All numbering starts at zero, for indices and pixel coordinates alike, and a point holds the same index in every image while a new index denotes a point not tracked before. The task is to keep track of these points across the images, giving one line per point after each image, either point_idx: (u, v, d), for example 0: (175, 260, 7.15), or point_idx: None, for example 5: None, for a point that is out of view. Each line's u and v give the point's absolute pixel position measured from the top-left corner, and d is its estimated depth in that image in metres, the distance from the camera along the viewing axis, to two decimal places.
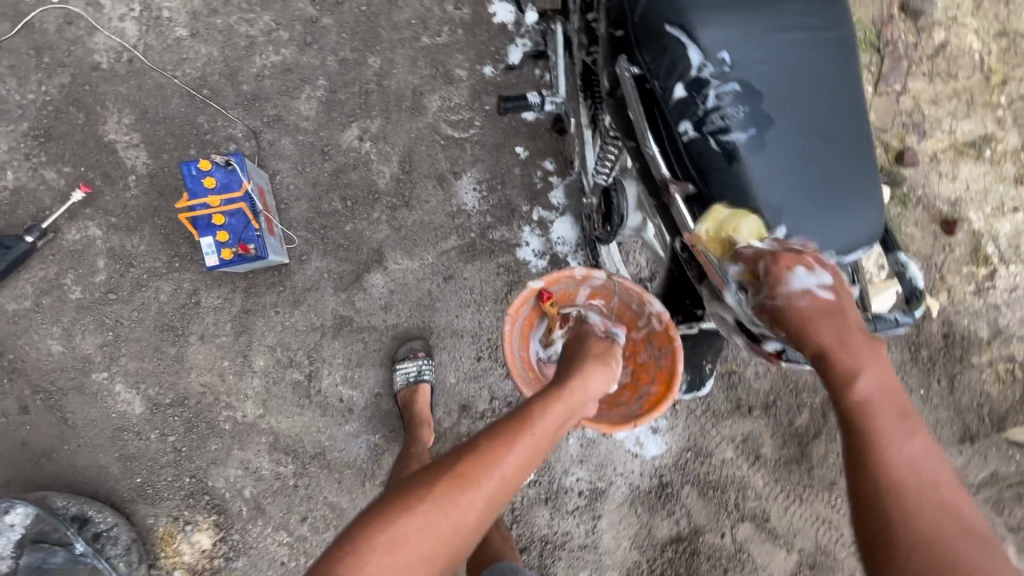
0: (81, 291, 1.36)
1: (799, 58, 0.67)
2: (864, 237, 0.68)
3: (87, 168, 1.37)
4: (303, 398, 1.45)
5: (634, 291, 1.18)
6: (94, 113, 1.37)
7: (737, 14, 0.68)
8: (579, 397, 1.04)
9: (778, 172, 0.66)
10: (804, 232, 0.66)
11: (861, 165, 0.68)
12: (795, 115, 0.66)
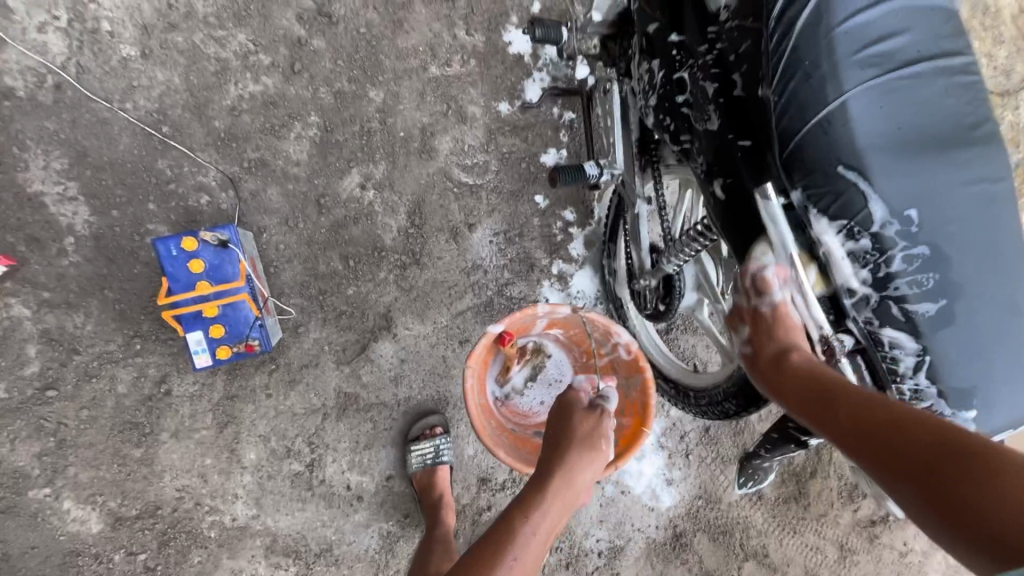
0: (9, 389, 1.07)
1: (982, 216, 0.61)
2: None
3: (4, 231, 1.06)
4: (304, 491, 1.25)
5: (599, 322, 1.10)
6: (13, 158, 1.06)
7: (917, 163, 0.61)
8: (569, 496, 0.81)
9: (960, 348, 0.60)
10: (987, 409, 0.60)
11: None
12: (981, 285, 0.60)
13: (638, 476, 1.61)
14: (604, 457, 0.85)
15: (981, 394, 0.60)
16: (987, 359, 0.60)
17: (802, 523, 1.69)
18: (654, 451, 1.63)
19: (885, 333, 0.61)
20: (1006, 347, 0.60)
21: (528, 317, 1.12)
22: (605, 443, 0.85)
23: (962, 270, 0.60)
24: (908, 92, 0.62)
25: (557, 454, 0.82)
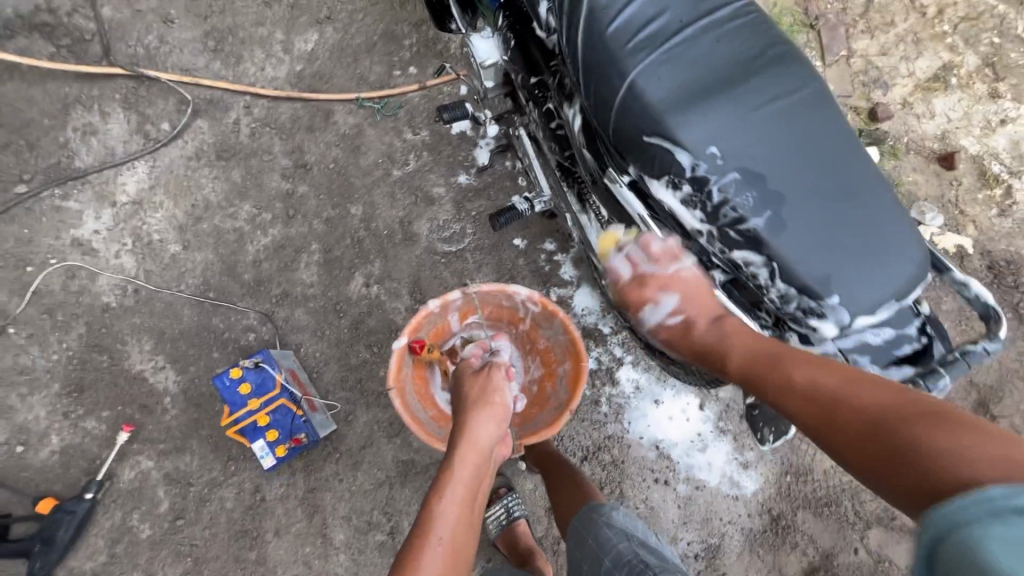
0: (150, 526, 1.35)
1: (784, 126, 0.68)
2: (909, 271, 0.65)
3: (121, 407, 1.39)
4: (392, 557, 1.41)
5: (494, 292, 1.30)
6: (118, 352, 1.41)
7: (709, 106, 0.70)
8: (477, 459, 0.99)
9: (802, 246, 0.65)
10: (851, 290, 0.64)
11: (879, 210, 0.65)
12: (798, 188, 0.66)
13: (709, 467, 1.55)
14: (496, 418, 1.07)
15: (847, 274, 0.64)
16: (832, 251, 0.65)
17: None
18: (717, 437, 1.56)
19: (735, 256, 0.69)
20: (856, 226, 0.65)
21: (431, 322, 1.32)
22: (494, 399, 1.10)
23: (782, 175, 0.66)
24: (682, 54, 0.72)
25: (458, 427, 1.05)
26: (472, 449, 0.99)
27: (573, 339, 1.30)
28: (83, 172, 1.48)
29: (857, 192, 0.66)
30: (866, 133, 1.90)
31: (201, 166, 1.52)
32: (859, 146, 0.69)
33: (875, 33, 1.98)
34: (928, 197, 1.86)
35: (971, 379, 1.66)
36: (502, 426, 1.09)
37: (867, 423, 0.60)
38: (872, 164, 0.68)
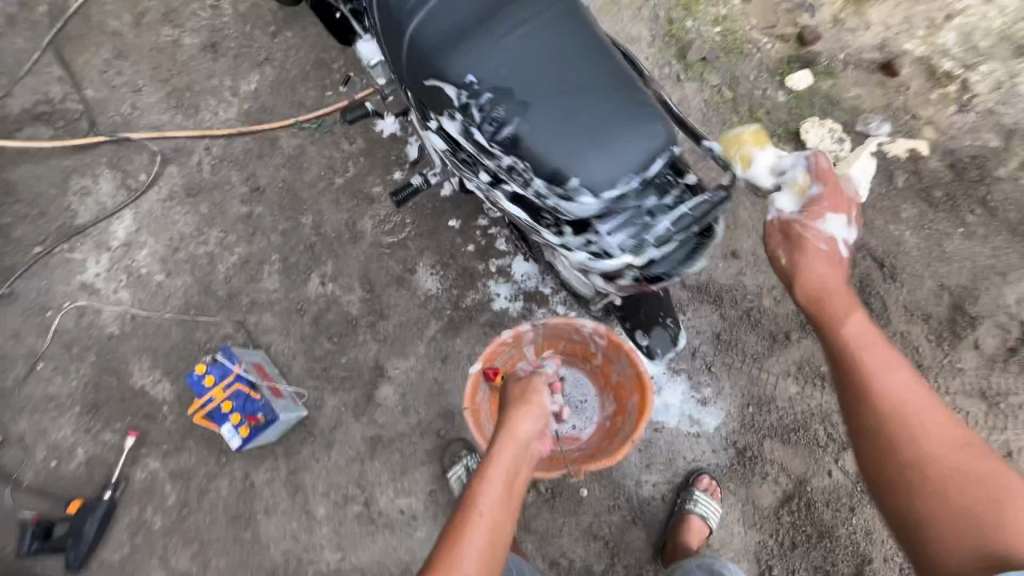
0: (162, 517, 1.55)
1: (536, 33, 0.78)
2: (643, 144, 0.76)
3: (130, 418, 1.61)
4: (370, 525, 1.52)
5: (562, 327, 1.40)
6: (123, 371, 1.65)
7: (472, 36, 0.79)
8: (514, 447, 1.13)
9: (548, 141, 0.76)
10: (591, 168, 0.75)
11: (611, 97, 0.76)
12: (538, 93, 0.77)
13: (666, 409, 1.57)
14: (536, 413, 1.19)
15: (595, 155, 0.76)
16: (570, 137, 0.76)
17: None
18: (670, 379, 1.58)
19: (501, 164, 0.79)
20: (600, 114, 0.76)
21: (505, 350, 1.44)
22: (533, 398, 1.21)
23: (534, 81, 0.77)
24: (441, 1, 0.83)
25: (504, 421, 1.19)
26: (511, 442, 1.14)
27: (640, 372, 1.38)
28: (84, 227, 1.76)
29: (599, 85, 0.77)
30: (797, 58, 1.84)
31: (175, 205, 1.76)
32: (594, 49, 0.79)
33: None
34: (874, 108, 1.78)
35: (941, 283, 1.59)
36: (543, 426, 1.21)
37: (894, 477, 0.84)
38: (607, 62, 0.79)
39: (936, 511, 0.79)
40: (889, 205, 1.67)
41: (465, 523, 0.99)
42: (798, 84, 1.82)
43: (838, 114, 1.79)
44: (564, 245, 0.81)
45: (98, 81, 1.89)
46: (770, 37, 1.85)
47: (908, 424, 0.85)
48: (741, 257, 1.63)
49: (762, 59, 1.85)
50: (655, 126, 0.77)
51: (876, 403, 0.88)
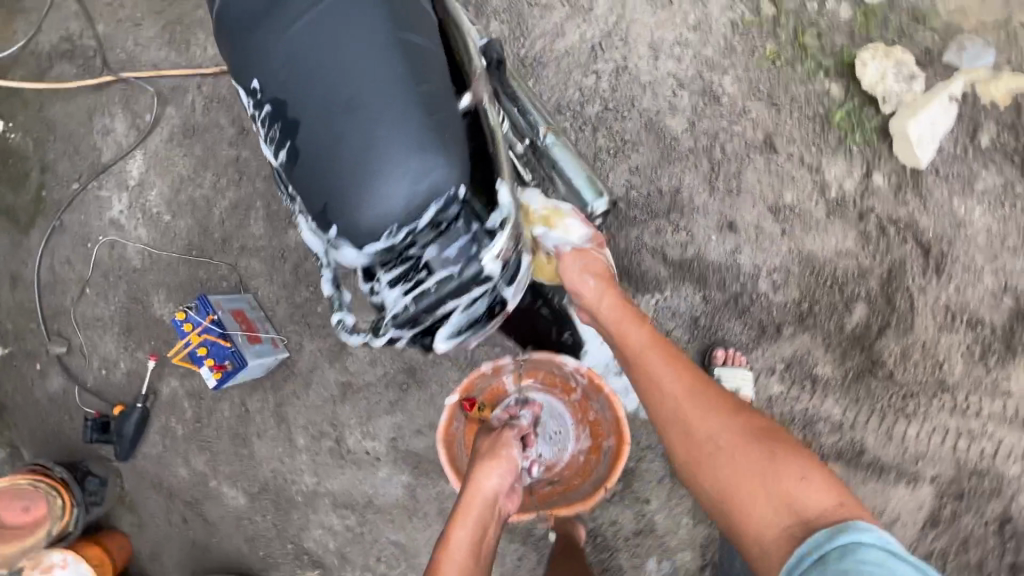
0: (182, 426, 1.83)
1: (322, 42, 0.79)
2: (404, 180, 0.77)
3: (155, 342, 1.87)
4: (341, 459, 1.69)
5: (546, 360, 1.38)
6: (146, 302, 1.87)
7: (264, 36, 0.81)
8: (482, 504, 1.10)
9: (316, 169, 0.80)
10: (351, 202, 0.78)
11: (375, 125, 0.77)
12: (310, 113, 0.79)
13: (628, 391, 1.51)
14: (507, 464, 1.18)
15: (352, 185, 0.77)
16: (333, 166, 0.78)
17: (898, 392, 1.28)
18: None
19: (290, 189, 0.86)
20: (364, 136, 0.77)
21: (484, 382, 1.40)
22: (502, 451, 1.20)
23: (308, 95, 0.79)
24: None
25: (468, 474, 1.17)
26: (478, 501, 1.11)
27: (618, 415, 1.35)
28: (107, 165, 1.91)
29: (372, 105, 0.77)
30: None
31: (175, 147, 1.83)
32: (372, 65, 0.78)
33: None
34: (978, 29, 1.29)
35: (1003, 282, 1.24)
36: (507, 480, 1.18)
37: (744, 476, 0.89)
38: (381, 81, 0.78)
39: (725, 491, 0.88)
40: (961, 172, 1.26)
41: None
42: None
43: (923, 34, 1.31)
44: (334, 298, 0.88)
45: (106, 14, 1.92)
46: None
47: (697, 421, 0.94)
48: (740, 231, 1.37)
49: None
50: (419, 159, 0.77)
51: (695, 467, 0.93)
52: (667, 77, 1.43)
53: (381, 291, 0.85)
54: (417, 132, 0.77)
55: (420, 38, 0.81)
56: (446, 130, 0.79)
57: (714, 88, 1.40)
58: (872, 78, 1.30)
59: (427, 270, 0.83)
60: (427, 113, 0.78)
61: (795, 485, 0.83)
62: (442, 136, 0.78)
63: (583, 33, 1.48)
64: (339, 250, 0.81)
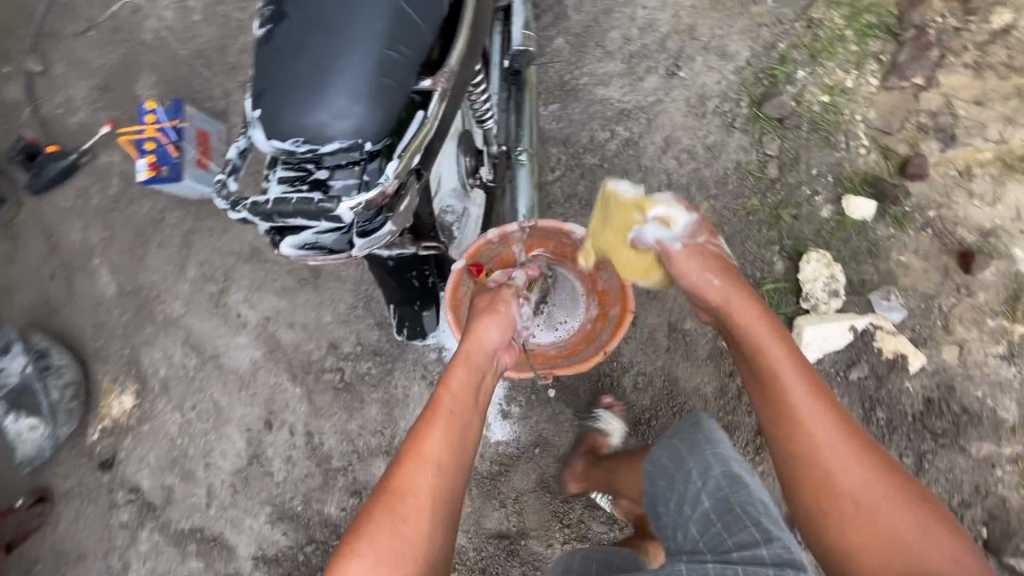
0: (99, 198, 1.87)
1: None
2: (330, 122, 0.67)
3: (121, 115, 1.89)
4: (213, 307, 1.75)
5: (551, 227, 1.29)
6: (133, 75, 1.89)
7: None
8: (482, 354, 1.08)
9: (265, 63, 0.69)
10: (273, 113, 0.68)
11: (341, 57, 0.67)
12: (298, 10, 0.70)
13: None
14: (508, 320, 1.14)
15: (287, 100, 0.67)
16: (282, 69, 0.68)
17: None
18: None
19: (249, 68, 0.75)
20: (309, 27, 0.69)
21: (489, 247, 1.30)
22: (502, 306, 1.16)
23: None
24: None
25: (470, 327, 1.12)
26: (477, 350, 1.08)
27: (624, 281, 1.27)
28: None
29: (337, 3, 0.69)
30: (875, 182, 1.50)
31: None
32: (379, 2, 0.69)
33: (983, 74, 1.50)
34: (908, 288, 1.45)
35: None
36: (508, 333, 1.15)
37: (831, 488, 0.83)
38: (374, 21, 0.68)
39: (817, 501, 0.84)
40: (822, 387, 1.42)
41: (423, 428, 0.93)
42: (855, 210, 1.49)
43: (867, 266, 1.47)
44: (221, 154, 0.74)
45: None
46: (873, 141, 1.52)
47: (798, 398, 0.89)
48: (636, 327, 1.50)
49: (842, 161, 1.53)
50: (353, 112, 0.66)
51: (799, 435, 0.88)
52: (661, 173, 1.55)
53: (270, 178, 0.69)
54: (369, 87, 0.67)
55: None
56: (388, 70, 0.68)
57: (690, 205, 1.53)
58: (809, 274, 1.45)
59: (323, 190, 0.67)
60: (391, 76, 0.68)
61: (887, 508, 0.80)
62: (391, 107, 0.68)
63: (622, 94, 1.59)
64: (250, 122, 0.68)
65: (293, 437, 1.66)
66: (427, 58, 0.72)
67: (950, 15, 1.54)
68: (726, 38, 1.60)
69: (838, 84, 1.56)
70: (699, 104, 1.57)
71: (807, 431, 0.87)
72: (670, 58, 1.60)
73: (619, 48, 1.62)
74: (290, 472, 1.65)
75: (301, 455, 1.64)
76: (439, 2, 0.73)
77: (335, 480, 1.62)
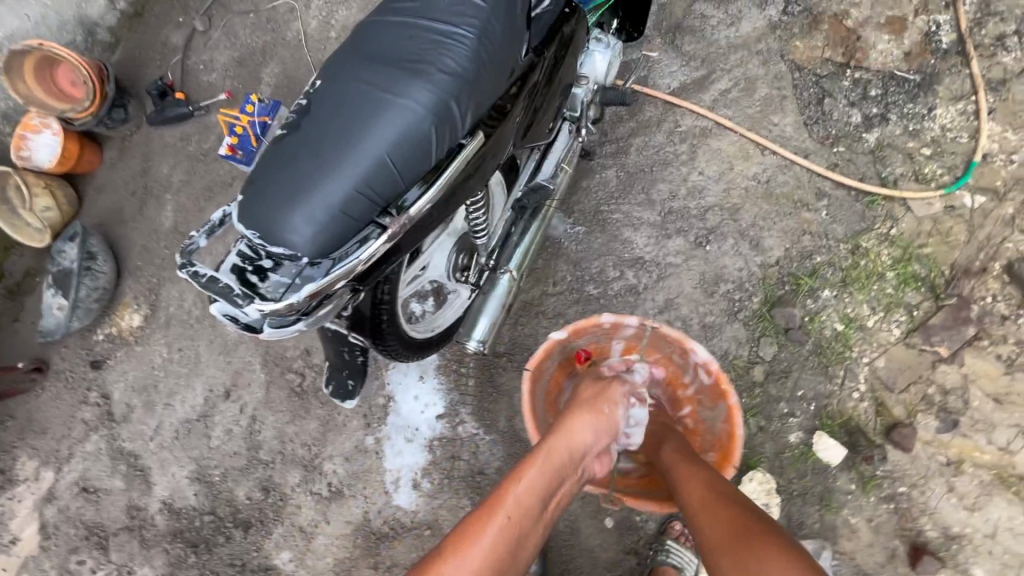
0: (195, 148, 2.16)
1: (376, 76, 0.85)
2: (284, 229, 0.78)
3: (241, 88, 2.19)
4: None
5: (674, 341, 1.40)
6: (265, 62, 2.19)
7: (363, 59, 0.88)
8: (574, 441, 1.17)
9: (264, 160, 0.82)
10: (248, 202, 0.80)
11: (317, 182, 0.79)
12: (308, 129, 0.83)
13: (397, 456, 1.64)
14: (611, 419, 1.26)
15: (262, 196, 0.79)
16: (271, 171, 0.81)
17: None
18: (422, 448, 1.63)
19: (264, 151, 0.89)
20: (307, 151, 0.81)
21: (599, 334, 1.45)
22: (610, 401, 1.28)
23: (325, 120, 0.83)
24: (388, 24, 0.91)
25: (566, 421, 1.21)
26: (569, 433, 1.18)
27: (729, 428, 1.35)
28: None
29: (339, 143, 0.82)
30: (855, 431, 1.45)
31: None
32: (370, 151, 0.81)
33: (1014, 373, 1.41)
34: (841, 551, 1.38)
35: None
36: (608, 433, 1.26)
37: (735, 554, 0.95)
38: (358, 164, 0.80)
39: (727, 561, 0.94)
40: None
41: (498, 496, 1.01)
42: (822, 450, 1.44)
43: (811, 510, 1.42)
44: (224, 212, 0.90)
45: None
46: (870, 390, 1.47)
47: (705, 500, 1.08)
48: None
49: (831, 396, 1.49)
50: (304, 231, 0.77)
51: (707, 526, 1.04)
52: None
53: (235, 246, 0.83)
54: (327, 215, 0.78)
55: (420, 141, 0.83)
56: (351, 210, 0.80)
57: None
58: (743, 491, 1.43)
59: (262, 278, 0.80)
60: (351, 213, 0.80)
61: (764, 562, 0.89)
62: (339, 235, 0.79)
63: (646, 245, 1.65)
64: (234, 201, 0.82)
65: (241, 414, 1.81)
66: (392, 206, 0.84)
67: (1003, 299, 1.47)
68: (765, 232, 1.62)
69: (859, 319, 1.53)
70: (712, 282, 1.59)
71: (713, 521, 1.03)
72: (705, 229, 1.64)
73: (662, 202, 1.68)
74: (225, 443, 1.80)
75: (240, 433, 1.79)
76: (420, 165, 0.84)
77: (256, 469, 1.75)
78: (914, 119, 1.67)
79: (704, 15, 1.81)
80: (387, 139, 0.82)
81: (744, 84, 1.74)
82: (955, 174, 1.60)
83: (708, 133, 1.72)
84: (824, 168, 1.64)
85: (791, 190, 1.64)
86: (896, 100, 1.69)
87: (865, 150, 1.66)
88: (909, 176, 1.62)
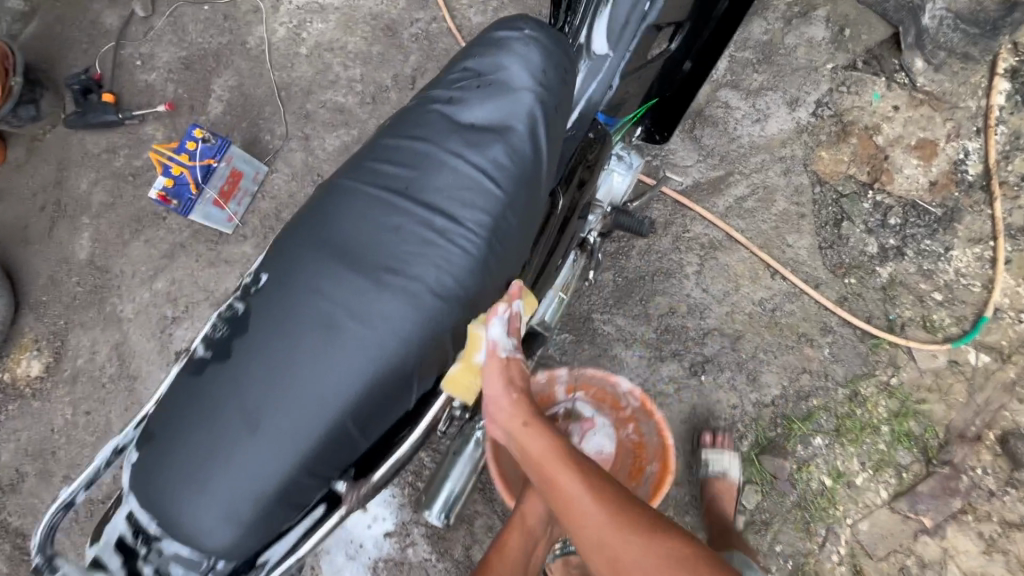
0: (122, 164, 1.81)
1: (340, 285, 0.62)
2: (191, 524, 0.56)
3: (185, 98, 1.84)
4: (160, 329, 1.67)
5: (600, 374, 1.23)
6: (218, 71, 1.84)
7: (325, 252, 0.64)
8: (524, 521, 1.05)
9: (172, 405, 0.59)
10: (146, 472, 0.58)
11: (238, 457, 0.56)
12: (238, 363, 0.60)
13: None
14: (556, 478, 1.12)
15: (165, 468, 0.57)
16: (180, 428, 0.58)
17: None
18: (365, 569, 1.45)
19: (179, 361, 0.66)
20: (234, 399, 0.58)
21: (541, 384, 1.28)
22: None
23: (265, 350, 0.60)
24: (365, 197, 0.67)
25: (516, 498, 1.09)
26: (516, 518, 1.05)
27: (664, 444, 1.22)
28: None
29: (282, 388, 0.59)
30: None
31: (368, 25, 1.80)
32: (322, 406, 0.58)
33: (993, 556, 1.36)
34: None
35: None
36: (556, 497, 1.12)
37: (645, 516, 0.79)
38: (303, 428, 0.57)
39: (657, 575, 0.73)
40: None
41: None
42: None
43: None
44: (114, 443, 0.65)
45: None
46: (849, 555, 1.40)
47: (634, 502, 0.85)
48: None
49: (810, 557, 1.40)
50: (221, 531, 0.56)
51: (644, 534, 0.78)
52: None
53: (122, 504, 0.60)
54: (255, 506, 0.56)
55: (395, 385, 0.61)
56: (289, 493, 0.58)
57: None
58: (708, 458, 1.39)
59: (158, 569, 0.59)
60: (289, 497, 0.58)
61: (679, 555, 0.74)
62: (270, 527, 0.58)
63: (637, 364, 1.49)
64: (129, 455, 0.60)
65: None
66: (351, 466, 0.63)
67: (992, 473, 1.41)
68: (764, 366, 1.49)
69: (848, 474, 1.44)
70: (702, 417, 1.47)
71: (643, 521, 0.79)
72: (702, 356, 1.50)
73: (660, 317, 1.52)
74: None
75: None
76: (388, 418, 0.62)
77: None
78: (930, 257, 1.56)
79: (728, 105, 1.63)
80: (348, 387, 0.59)
81: (762, 194, 1.58)
82: (963, 326, 1.51)
83: (717, 244, 1.55)
84: (832, 303, 1.52)
85: (796, 322, 1.52)
86: (915, 233, 1.58)
87: (876, 286, 1.55)
88: (916, 321, 1.53)
